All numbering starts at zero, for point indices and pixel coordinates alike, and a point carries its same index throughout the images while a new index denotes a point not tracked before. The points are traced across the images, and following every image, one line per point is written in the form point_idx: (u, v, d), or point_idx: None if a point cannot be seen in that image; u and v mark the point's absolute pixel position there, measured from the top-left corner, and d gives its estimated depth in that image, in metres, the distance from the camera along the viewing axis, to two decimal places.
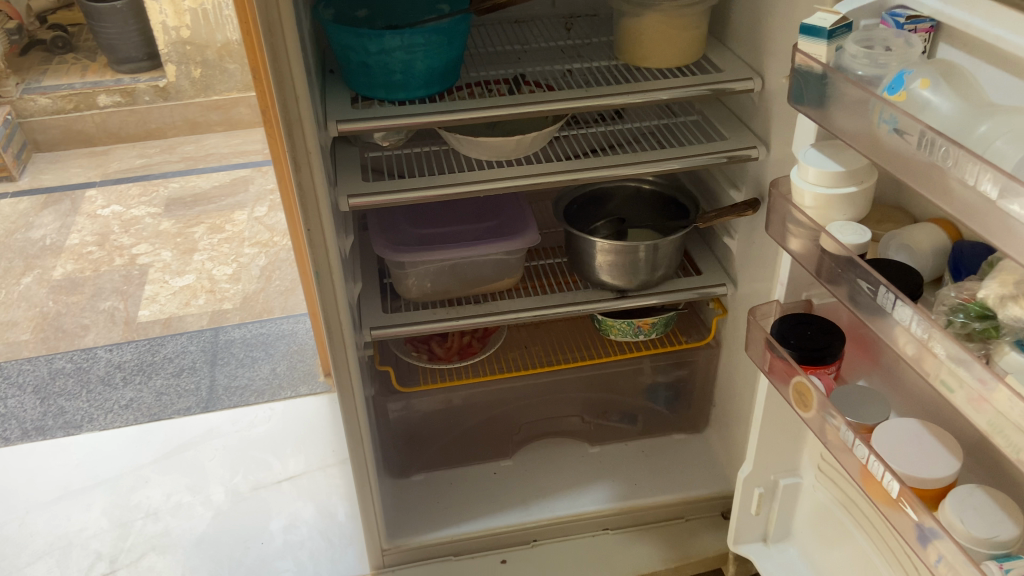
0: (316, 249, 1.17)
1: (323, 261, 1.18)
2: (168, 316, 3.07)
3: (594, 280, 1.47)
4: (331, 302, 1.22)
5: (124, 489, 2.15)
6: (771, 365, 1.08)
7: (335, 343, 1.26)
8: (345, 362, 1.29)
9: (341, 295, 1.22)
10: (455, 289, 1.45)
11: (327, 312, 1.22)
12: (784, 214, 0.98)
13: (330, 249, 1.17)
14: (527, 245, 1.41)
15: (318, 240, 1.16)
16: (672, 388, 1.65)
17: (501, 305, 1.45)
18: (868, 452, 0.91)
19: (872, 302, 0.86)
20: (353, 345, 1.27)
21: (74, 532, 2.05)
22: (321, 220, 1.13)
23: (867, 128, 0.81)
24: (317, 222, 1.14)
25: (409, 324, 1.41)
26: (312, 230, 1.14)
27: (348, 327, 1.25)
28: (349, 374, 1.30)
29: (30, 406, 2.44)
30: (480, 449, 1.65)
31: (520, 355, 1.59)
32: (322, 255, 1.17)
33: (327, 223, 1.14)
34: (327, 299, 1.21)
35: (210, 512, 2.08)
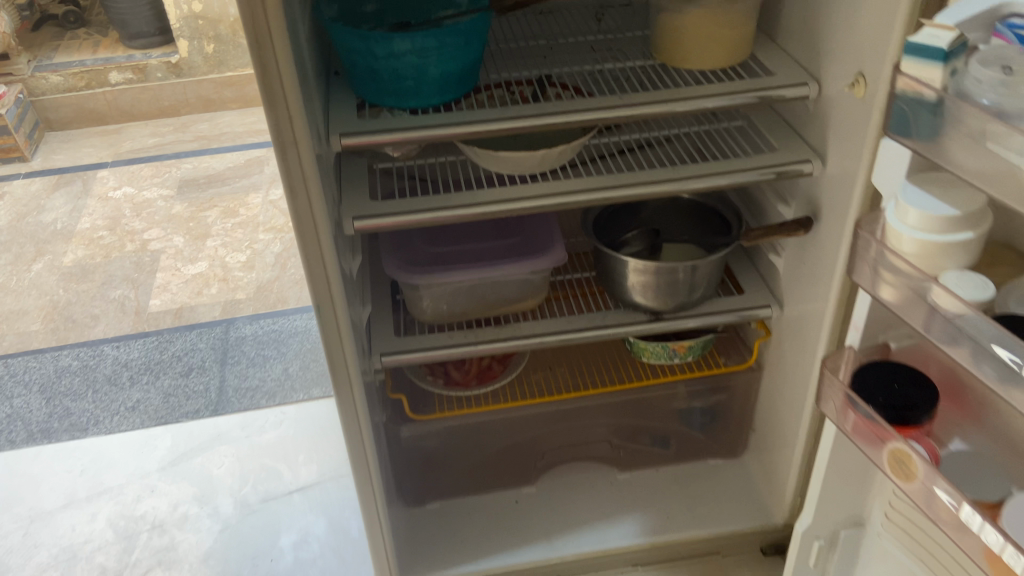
0: (317, 281, 1.04)
1: (325, 293, 1.05)
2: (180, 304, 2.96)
3: (626, 300, 1.34)
4: (334, 335, 1.09)
5: (130, 498, 2.07)
6: (854, 426, 0.94)
7: (339, 379, 1.14)
8: (351, 398, 1.17)
9: (346, 328, 1.09)
10: (473, 311, 1.32)
11: (330, 346, 1.10)
12: (868, 255, 0.83)
13: (332, 279, 1.04)
14: (553, 264, 1.29)
15: (319, 271, 1.03)
16: (708, 413, 1.52)
17: (524, 329, 1.33)
18: (1004, 539, 0.76)
19: (1006, 373, 0.71)
20: (360, 380, 1.15)
21: (78, 544, 1.97)
22: (320, 249, 1.01)
23: (1006, 169, 0.66)
24: (316, 251, 1.01)
25: (424, 350, 1.29)
26: (311, 260, 1.01)
27: (354, 362, 1.13)
28: (356, 411, 1.18)
29: (36, 406, 2.36)
30: (501, 477, 1.53)
31: (544, 378, 1.46)
32: (323, 286, 1.04)
33: (327, 250, 1.01)
34: (330, 333, 1.09)
35: (217, 525, 2.00)
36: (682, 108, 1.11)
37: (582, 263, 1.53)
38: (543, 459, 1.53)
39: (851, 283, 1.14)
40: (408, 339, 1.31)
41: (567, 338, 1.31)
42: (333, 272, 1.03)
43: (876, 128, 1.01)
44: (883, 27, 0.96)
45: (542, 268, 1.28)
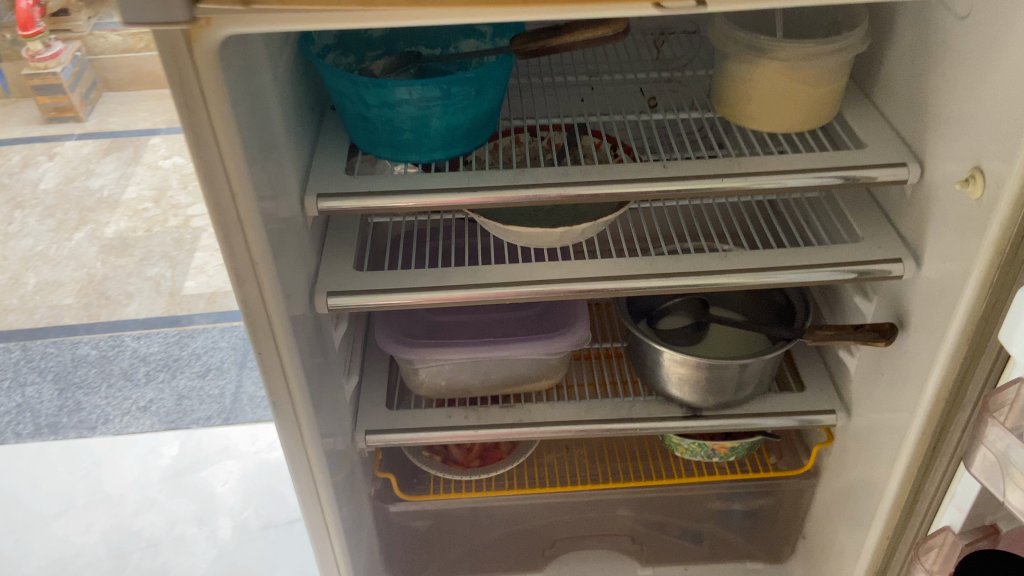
0: (273, 381, 0.85)
1: (281, 393, 0.87)
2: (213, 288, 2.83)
3: (658, 389, 1.14)
4: (294, 438, 0.91)
5: (128, 511, 1.97)
6: None
7: (301, 480, 0.96)
8: (316, 501, 0.99)
9: (310, 429, 0.91)
10: (475, 389, 1.13)
11: (290, 447, 0.92)
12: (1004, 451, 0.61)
13: (292, 378, 0.86)
14: (572, 345, 1.08)
15: (275, 368, 0.84)
16: (752, 514, 1.31)
17: (534, 413, 1.14)
18: None
19: None
20: (327, 482, 0.98)
21: (68, 558, 1.87)
22: (276, 344, 0.82)
23: None
24: (270, 347, 0.82)
25: (415, 433, 1.11)
26: (263, 356, 0.83)
27: (320, 465, 0.95)
28: (324, 514, 1.01)
29: (48, 397, 2.28)
30: (505, 561, 1.35)
31: (559, 462, 1.27)
32: (279, 386, 0.86)
33: (285, 345, 0.83)
34: (290, 434, 0.91)
35: (213, 551, 1.88)
36: (743, 186, 0.90)
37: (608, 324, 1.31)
38: (552, 546, 1.34)
39: (941, 419, 0.92)
40: (398, 414, 1.14)
41: (585, 429, 1.12)
42: (294, 369, 0.85)
43: (992, 244, 0.77)
44: (1015, 119, 0.73)
45: (559, 350, 1.07)
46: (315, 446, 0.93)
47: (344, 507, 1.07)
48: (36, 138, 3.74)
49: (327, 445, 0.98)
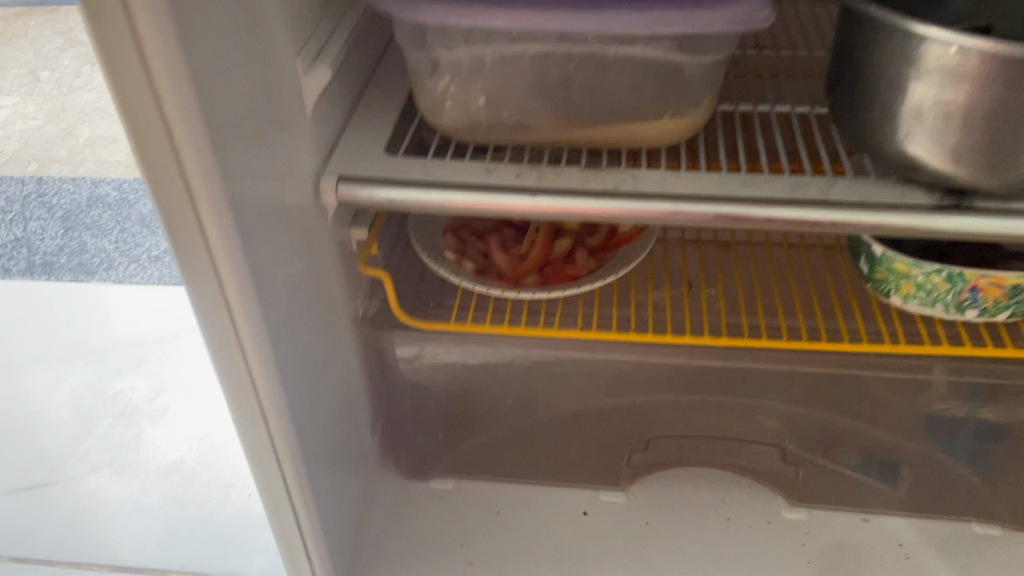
0: (154, 161, 0.44)
1: (172, 191, 0.45)
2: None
3: (872, 148, 0.60)
4: (208, 284, 0.50)
5: (109, 370, 1.60)
6: None
7: (228, 365, 0.55)
8: (254, 406, 0.58)
9: (231, 267, 0.50)
10: (537, 125, 0.61)
11: (199, 299, 0.51)
12: None
13: (190, 160, 0.44)
14: (738, 24, 0.53)
15: (154, 137, 0.43)
16: (999, 434, 0.75)
17: (640, 181, 0.62)
18: None
19: None
20: (270, 367, 0.57)
21: (26, 415, 1.52)
22: (151, 84, 0.41)
23: None
24: (139, 86, 0.41)
25: (425, 193, 0.61)
26: (130, 107, 0.42)
27: (255, 339, 0.54)
28: (269, 428, 0.60)
29: (51, 235, 1.94)
30: (568, 462, 0.86)
31: (673, 300, 0.75)
32: (167, 175, 0.45)
33: (166, 86, 0.41)
34: (198, 276, 0.50)
35: (199, 431, 1.47)
36: None
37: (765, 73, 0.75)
38: (649, 450, 0.83)
39: None
40: (399, 157, 0.64)
41: (737, 216, 0.59)
42: (192, 139, 0.44)
43: None
44: None
45: (706, 35, 0.53)
46: (243, 299, 0.52)
47: (309, 414, 0.66)
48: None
49: (271, 299, 0.57)
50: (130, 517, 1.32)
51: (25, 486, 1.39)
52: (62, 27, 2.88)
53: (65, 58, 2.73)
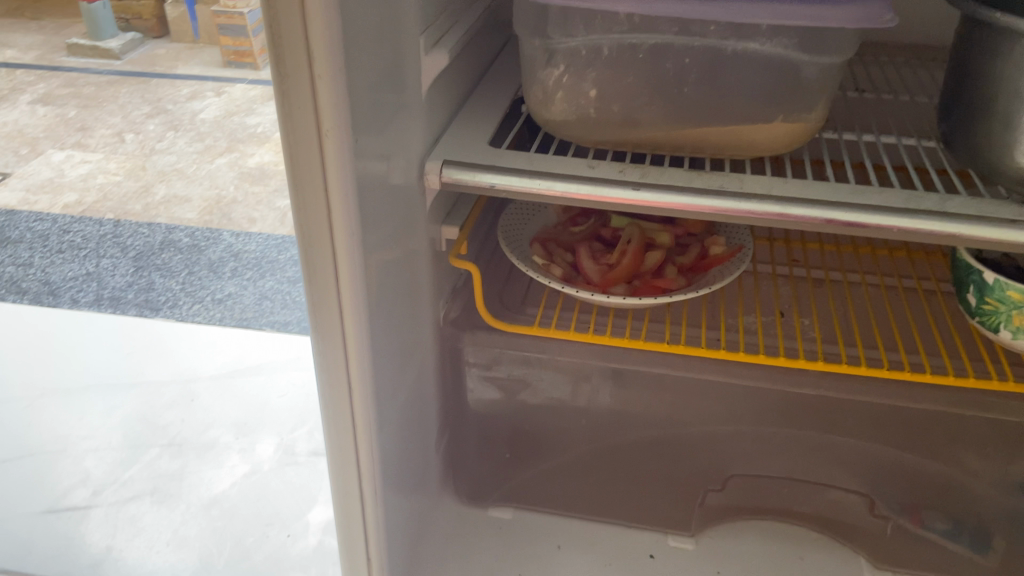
0: (291, 87, 0.46)
1: (303, 119, 0.47)
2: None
3: (989, 162, 0.59)
4: (319, 226, 0.51)
5: (162, 401, 1.57)
6: None
7: (323, 319, 0.56)
8: (341, 367, 0.57)
9: (344, 213, 0.51)
10: (646, 120, 0.61)
11: (307, 241, 0.52)
12: None
13: (324, 89, 0.46)
14: (865, 18, 0.53)
15: (296, 61, 0.45)
16: None
17: (746, 183, 0.61)
18: None
19: None
20: (363, 334, 0.57)
21: (75, 439, 1.48)
22: (301, 4, 0.43)
23: None
24: (291, 7, 0.43)
25: (530, 180, 0.61)
26: (276, 26, 0.44)
27: (354, 295, 0.54)
28: (350, 399, 0.59)
29: (121, 273, 1.99)
30: (637, 495, 0.83)
31: (763, 326, 0.73)
32: (301, 102, 0.46)
33: (315, 9, 0.43)
34: (310, 215, 0.51)
35: (244, 467, 1.42)
36: None
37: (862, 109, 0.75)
38: (726, 490, 0.82)
39: None
40: (504, 150, 0.65)
41: (846, 222, 0.58)
42: (329, 68, 0.45)
43: None
44: None
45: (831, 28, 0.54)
46: (348, 250, 0.52)
47: (389, 400, 0.65)
48: (208, 76, 3.23)
49: (375, 268, 0.58)
50: (167, 548, 1.25)
51: (66, 507, 1.33)
52: (151, 96, 3.05)
53: (152, 122, 2.87)
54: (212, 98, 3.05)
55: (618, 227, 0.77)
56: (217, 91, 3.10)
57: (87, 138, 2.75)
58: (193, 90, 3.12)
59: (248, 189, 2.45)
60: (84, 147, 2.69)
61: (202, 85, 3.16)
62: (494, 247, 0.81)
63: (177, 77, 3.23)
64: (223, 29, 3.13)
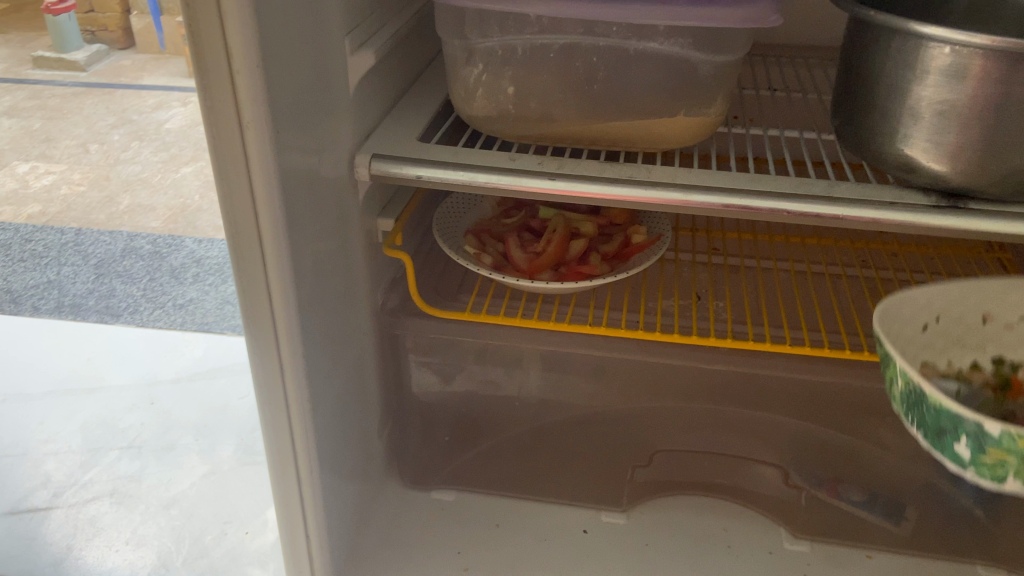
0: (212, 81, 0.50)
1: (224, 112, 0.51)
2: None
3: (874, 152, 0.64)
4: (244, 214, 0.55)
5: (123, 405, 1.58)
6: None
7: (253, 305, 0.59)
8: (272, 348, 0.61)
9: (267, 200, 0.54)
10: (560, 115, 0.66)
11: (234, 227, 0.55)
12: None
13: (242, 84, 0.50)
14: (750, 18, 0.58)
15: (215, 57, 0.49)
16: None
17: (654, 173, 0.66)
18: None
19: None
20: (292, 317, 0.60)
21: (36, 442, 1.49)
22: (218, 5, 0.47)
23: None
24: (209, 7, 0.47)
25: (452, 171, 0.66)
26: (196, 25, 0.48)
27: (281, 280, 0.58)
28: (282, 378, 0.62)
29: (83, 280, 2.00)
30: (571, 476, 0.87)
31: (682, 310, 0.77)
32: (222, 96, 0.50)
33: (231, 9, 0.47)
34: (236, 203, 0.54)
35: (203, 468, 1.44)
36: None
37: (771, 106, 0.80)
38: (653, 465, 0.86)
39: None
40: (430, 144, 0.69)
41: (744, 207, 0.63)
42: (246, 64, 0.49)
43: None
44: None
45: (721, 27, 0.59)
46: (274, 237, 0.56)
47: (324, 384, 0.68)
48: (174, 87, 3.24)
49: (304, 255, 0.61)
50: (125, 547, 1.27)
51: (26, 508, 1.34)
52: (116, 107, 3.06)
53: (116, 133, 2.89)
54: (178, 108, 3.07)
55: (546, 218, 0.81)
56: (182, 101, 3.12)
57: (50, 149, 2.76)
58: (158, 101, 3.13)
59: (212, 197, 2.47)
60: (47, 158, 2.70)
61: (168, 95, 3.17)
62: (431, 241, 0.85)
63: (142, 88, 3.24)
64: None
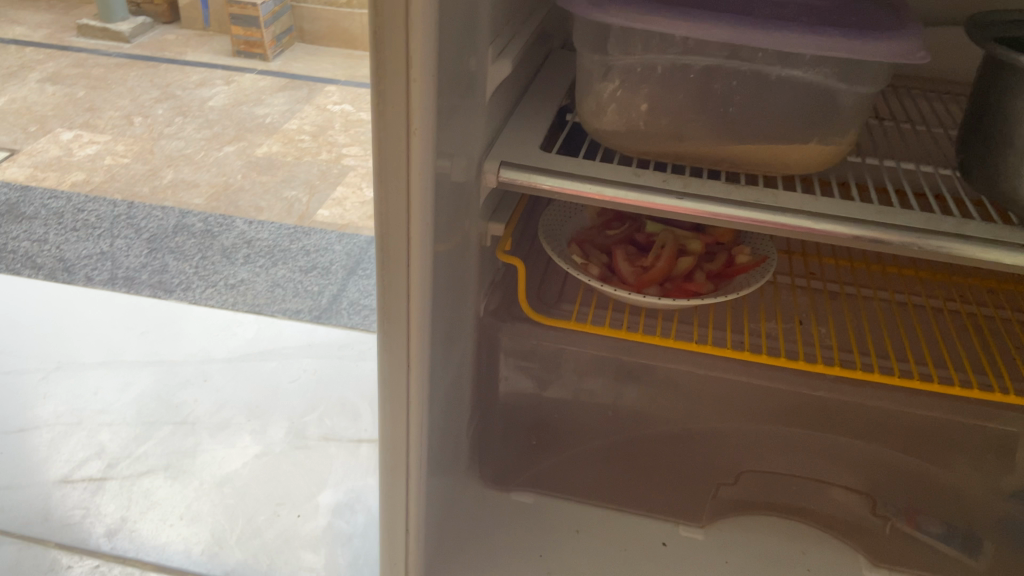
0: (387, 88, 0.51)
1: (394, 117, 0.52)
2: (345, 183, 2.47)
3: (1004, 191, 0.65)
4: (396, 216, 0.56)
5: (177, 379, 1.56)
6: None
7: (389, 303, 0.60)
8: (401, 347, 0.62)
9: (421, 204, 0.55)
10: (691, 136, 0.66)
11: (384, 227, 0.57)
12: None
13: (417, 92, 0.51)
14: (897, 53, 0.58)
15: (395, 64, 0.50)
16: None
17: (782, 198, 0.66)
18: None
19: None
20: (425, 318, 0.61)
21: (90, 411, 1.46)
22: (405, 17, 0.48)
23: None
24: (397, 16, 0.48)
25: (580, 184, 0.66)
26: (381, 33, 0.49)
27: (421, 282, 0.59)
28: (408, 375, 0.64)
29: (136, 253, 2.01)
30: (651, 489, 0.88)
31: (784, 333, 0.78)
32: (395, 102, 0.51)
33: (418, 20, 0.48)
34: (390, 206, 0.56)
35: (255, 448, 1.40)
36: None
37: (885, 137, 0.80)
38: (738, 484, 0.87)
39: None
40: (556, 155, 0.70)
41: (873, 239, 0.63)
42: (423, 73, 0.50)
43: None
44: None
45: (869, 59, 0.59)
46: (421, 239, 0.57)
47: (437, 383, 0.70)
48: (218, 65, 3.26)
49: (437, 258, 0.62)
50: (180, 522, 1.24)
51: (80, 478, 1.31)
52: (161, 82, 3.07)
53: (160, 107, 2.90)
54: (221, 86, 3.08)
55: (652, 232, 0.82)
56: (226, 80, 3.13)
57: (96, 120, 2.77)
58: (202, 78, 3.14)
59: (255, 178, 2.47)
60: (92, 128, 2.71)
61: (212, 73, 3.19)
62: (533, 245, 0.86)
63: (186, 63, 3.26)
64: (236, 19, 3.17)
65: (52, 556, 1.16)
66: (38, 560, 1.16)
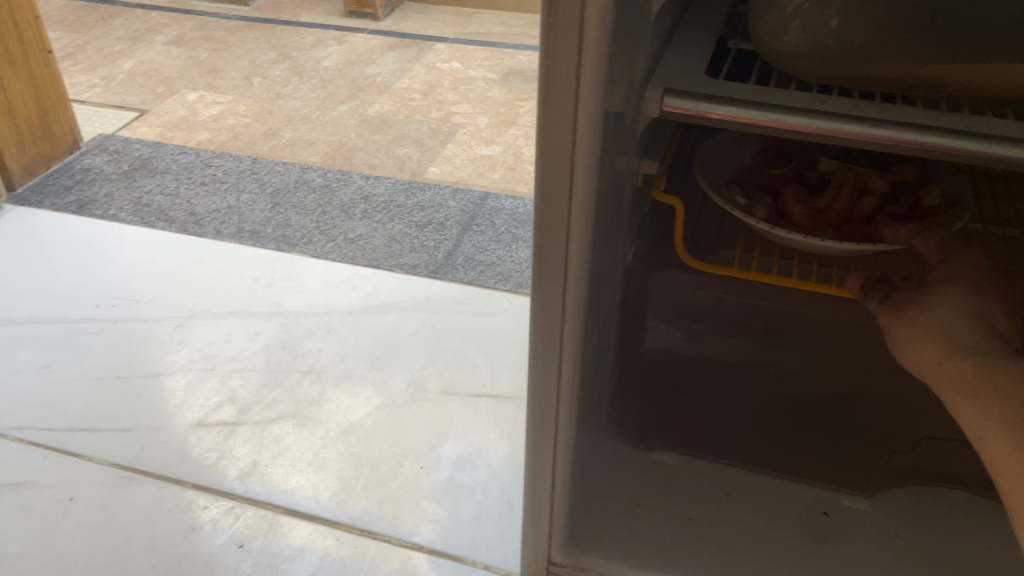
0: None
1: (567, 30, 0.46)
2: (457, 140, 2.45)
3: None
4: (561, 143, 0.51)
5: (301, 330, 1.57)
6: None
7: (548, 242, 0.56)
8: (559, 288, 0.58)
9: (589, 129, 0.50)
10: (886, 56, 0.58)
11: (547, 156, 0.52)
12: None
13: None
14: None
15: None
16: None
17: (995, 125, 0.57)
18: None
19: None
20: (587, 258, 0.57)
21: (222, 358, 1.49)
22: None
23: None
24: None
25: (757, 112, 0.59)
26: None
27: (584, 218, 0.54)
28: (563, 319, 0.60)
29: (260, 208, 2.05)
30: (810, 454, 0.81)
31: None
32: (568, 11, 0.46)
33: None
34: (555, 131, 0.51)
35: (377, 399, 1.40)
36: None
37: None
38: (914, 452, 0.79)
39: None
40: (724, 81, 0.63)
41: None
42: None
43: None
44: None
45: None
46: (586, 170, 0.52)
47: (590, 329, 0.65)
48: (331, 26, 3.28)
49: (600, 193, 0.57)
50: (308, 468, 1.26)
51: (214, 423, 1.34)
52: (278, 43, 3.12)
53: (278, 67, 2.94)
54: (335, 47, 3.10)
55: (825, 170, 0.75)
56: (339, 40, 3.15)
57: (219, 80, 2.83)
58: (317, 38, 3.17)
59: (368, 136, 2.48)
60: (215, 88, 2.78)
61: (325, 33, 3.21)
62: (685, 184, 0.78)
63: (301, 24, 3.30)
64: None
65: (188, 497, 1.20)
66: (177, 499, 1.20)
